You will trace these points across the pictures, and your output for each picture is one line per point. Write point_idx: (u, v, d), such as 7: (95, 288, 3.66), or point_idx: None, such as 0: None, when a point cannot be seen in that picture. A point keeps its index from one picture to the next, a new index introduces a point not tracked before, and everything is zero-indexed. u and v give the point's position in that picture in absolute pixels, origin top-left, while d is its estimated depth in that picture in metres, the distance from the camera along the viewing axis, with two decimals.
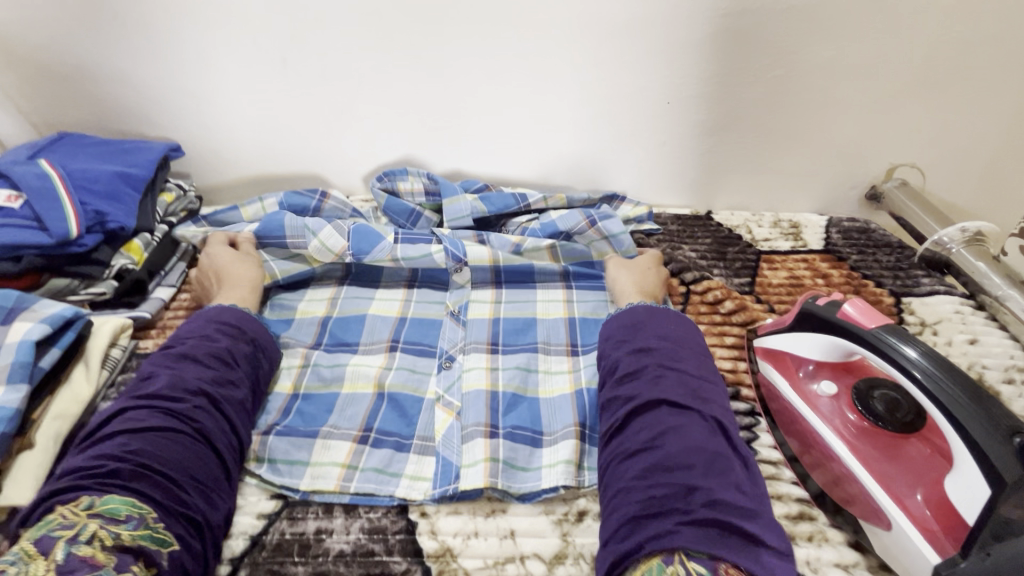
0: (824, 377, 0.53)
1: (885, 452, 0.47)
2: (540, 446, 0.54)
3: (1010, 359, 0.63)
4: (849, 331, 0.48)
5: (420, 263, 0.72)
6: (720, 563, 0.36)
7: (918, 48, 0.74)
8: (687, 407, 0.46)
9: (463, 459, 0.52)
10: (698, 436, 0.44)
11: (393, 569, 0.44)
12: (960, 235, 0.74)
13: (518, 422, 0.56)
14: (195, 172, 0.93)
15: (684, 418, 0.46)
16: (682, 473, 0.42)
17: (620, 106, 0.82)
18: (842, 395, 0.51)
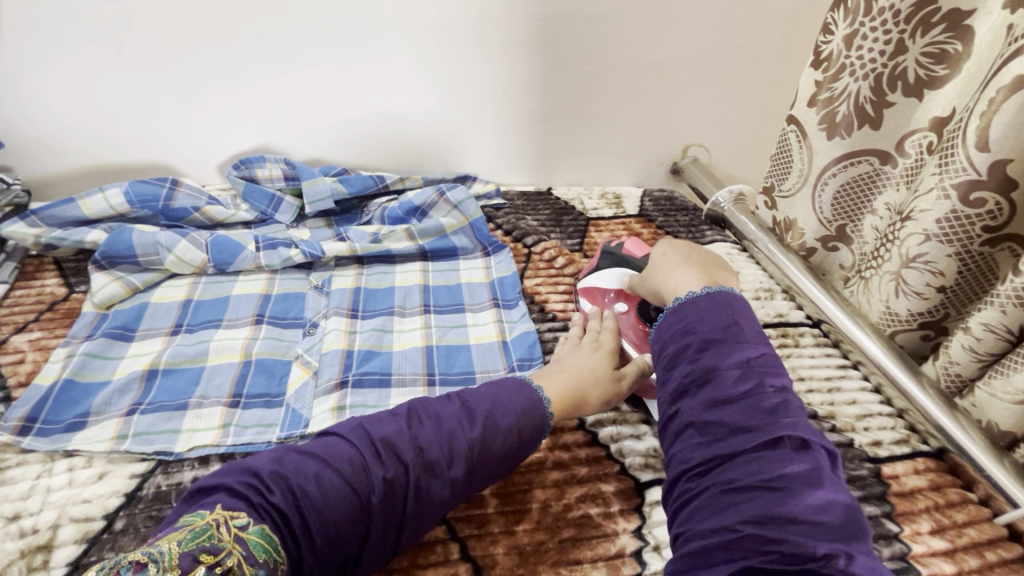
0: (619, 300, 0.66)
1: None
2: (388, 386, 0.62)
3: (759, 283, 0.85)
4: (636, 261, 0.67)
5: (281, 247, 0.76)
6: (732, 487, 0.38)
7: (689, 52, 0.95)
8: (718, 333, 0.46)
9: (313, 412, 0.59)
10: (724, 352, 0.44)
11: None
12: (728, 197, 0.97)
13: (369, 368, 0.64)
14: (20, 165, 0.86)
15: (704, 342, 0.45)
16: (722, 394, 0.42)
17: (462, 94, 0.93)
18: (632, 311, 0.64)
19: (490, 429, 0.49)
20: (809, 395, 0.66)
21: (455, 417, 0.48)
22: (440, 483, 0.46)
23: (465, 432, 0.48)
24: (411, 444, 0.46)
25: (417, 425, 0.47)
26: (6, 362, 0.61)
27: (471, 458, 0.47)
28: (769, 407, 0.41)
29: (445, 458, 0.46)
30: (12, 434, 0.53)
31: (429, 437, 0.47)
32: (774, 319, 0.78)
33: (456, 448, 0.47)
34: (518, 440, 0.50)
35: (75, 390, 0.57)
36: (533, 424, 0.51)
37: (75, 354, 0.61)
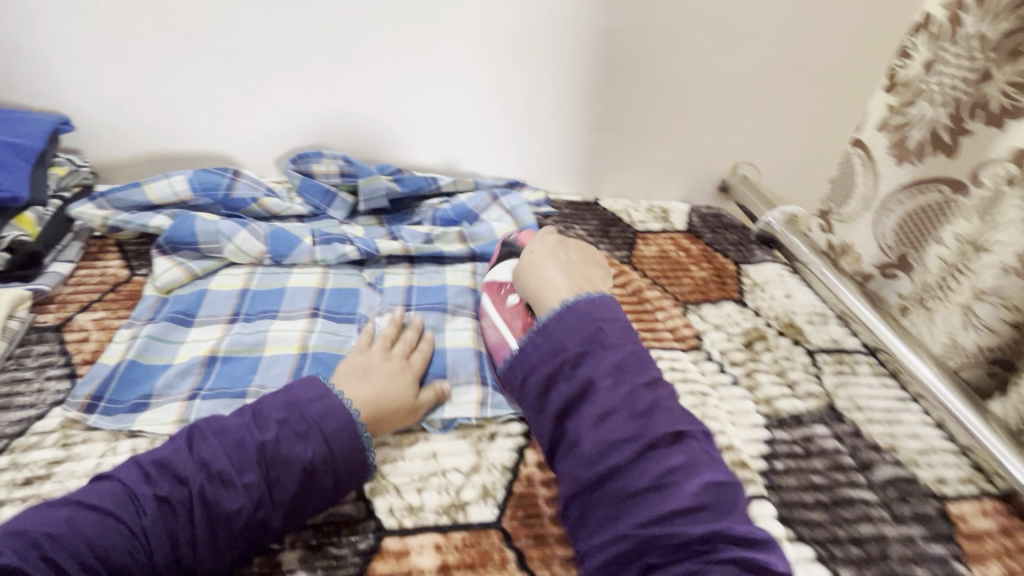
0: (513, 294, 0.67)
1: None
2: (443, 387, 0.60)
3: (812, 306, 0.83)
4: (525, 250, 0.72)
5: (337, 243, 0.77)
6: (675, 530, 0.40)
7: (748, 69, 0.94)
8: (583, 360, 0.49)
9: None
10: (602, 368, 0.48)
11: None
12: (781, 217, 0.96)
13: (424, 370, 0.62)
14: (86, 149, 0.89)
15: (578, 356, 0.49)
16: (629, 419, 0.45)
17: (517, 101, 0.93)
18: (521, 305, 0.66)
19: (273, 454, 0.45)
20: (869, 425, 0.64)
21: (297, 431, 0.46)
22: (234, 498, 0.43)
23: (261, 435, 0.45)
24: (194, 462, 0.43)
25: (202, 442, 0.45)
26: (72, 339, 0.62)
27: (267, 480, 0.44)
28: (657, 427, 0.45)
29: (236, 468, 0.44)
30: (78, 411, 0.53)
31: (215, 453, 0.44)
32: (829, 344, 0.76)
33: (245, 455, 0.44)
34: (331, 455, 0.47)
35: (138, 372, 0.58)
36: (346, 446, 0.47)
37: (138, 336, 0.62)
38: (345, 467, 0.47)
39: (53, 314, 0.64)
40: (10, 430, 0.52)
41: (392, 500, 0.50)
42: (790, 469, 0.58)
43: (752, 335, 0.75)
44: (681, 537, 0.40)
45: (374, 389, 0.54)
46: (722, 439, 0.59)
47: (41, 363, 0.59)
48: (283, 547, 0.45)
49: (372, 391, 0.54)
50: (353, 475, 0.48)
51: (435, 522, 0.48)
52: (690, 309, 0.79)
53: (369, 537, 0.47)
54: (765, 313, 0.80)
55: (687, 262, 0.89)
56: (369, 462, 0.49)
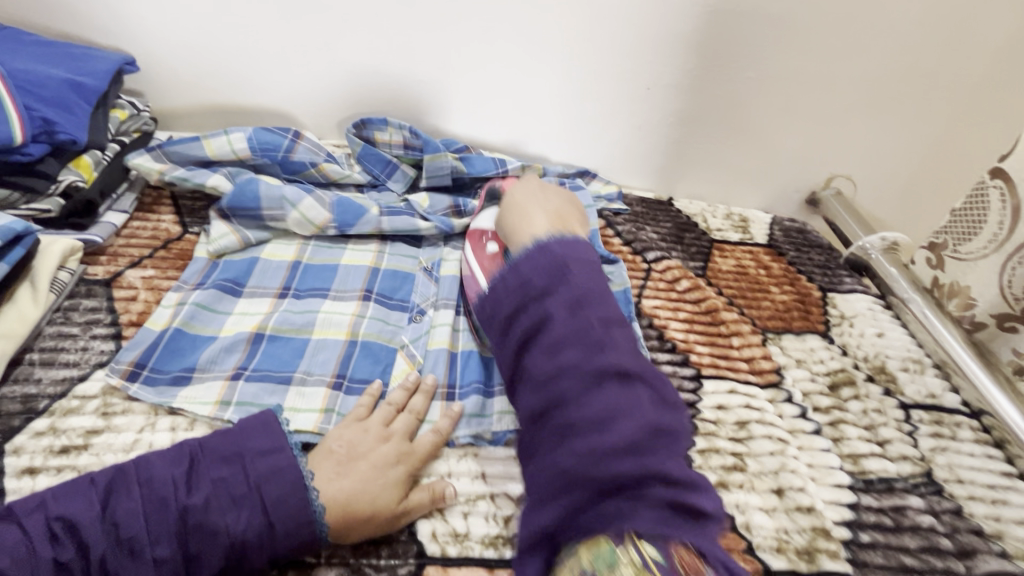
0: None
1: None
2: (493, 396, 0.55)
3: (907, 351, 0.73)
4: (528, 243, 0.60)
5: (406, 215, 0.72)
6: (674, 545, 0.37)
7: (870, 71, 0.83)
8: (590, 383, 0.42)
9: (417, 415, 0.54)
10: (614, 386, 0.43)
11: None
12: (880, 244, 0.87)
13: (472, 378, 0.57)
14: (150, 92, 0.85)
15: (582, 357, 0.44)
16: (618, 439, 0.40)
17: (601, 83, 0.85)
18: None
19: (196, 523, 0.40)
20: (971, 504, 0.56)
21: (232, 496, 0.41)
22: (139, 570, 0.39)
23: (189, 499, 0.41)
24: (108, 523, 0.39)
25: (123, 499, 0.40)
26: (120, 297, 0.59)
27: (186, 554, 0.40)
28: (661, 430, 0.42)
29: (151, 536, 0.39)
30: (121, 378, 0.51)
31: (132, 514, 0.40)
32: (926, 399, 0.67)
33: (166, 523, 0.40)
34: (269, 528, 0.41)
35: (183, 342, 0.55)
36: (290, 524, 0.41)
37: (185, 302, 0.59)
38: (284, 548, 0.41)
39: (103, 267, 0.62)
40: (51, 390, 0.50)
41: (435, 523, 0.45)
42: (877, 544, 0.51)
43: (839, 377, 0.67)
44: (655, 560, 0.36)
45: (352, 483, 0.44)
46: (803, 498, 0.53)
47: (87, 320, 0.56)
48: (319, 563, 0.43)
49: (347, 486, 0.44)
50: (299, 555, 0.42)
51: (479, 555, 0.44)
52: (769, 338, 0.71)
53: (409, 562, 0.43)
54: (853, 353, 0.72)
55: (768, 283, 0.81)
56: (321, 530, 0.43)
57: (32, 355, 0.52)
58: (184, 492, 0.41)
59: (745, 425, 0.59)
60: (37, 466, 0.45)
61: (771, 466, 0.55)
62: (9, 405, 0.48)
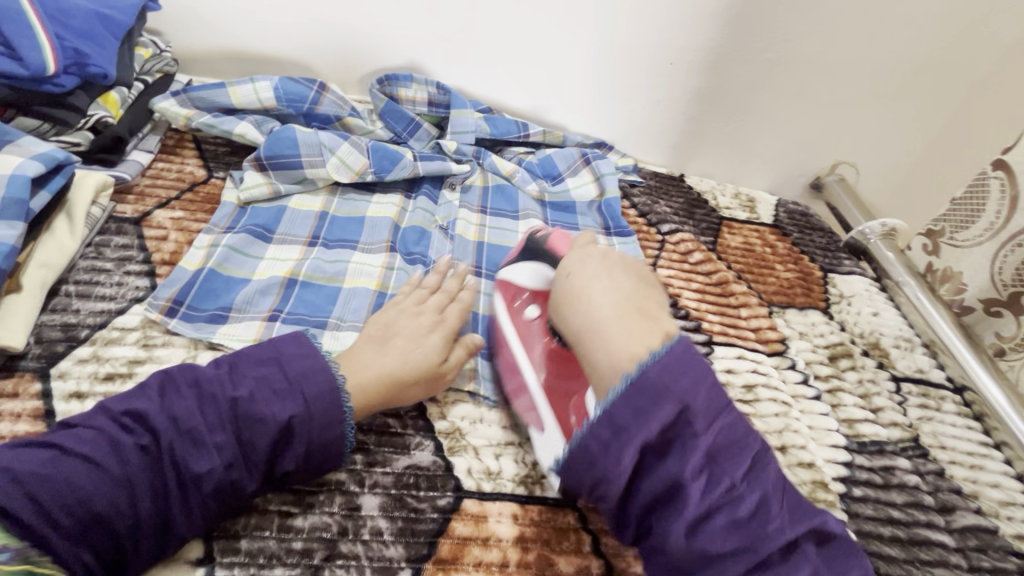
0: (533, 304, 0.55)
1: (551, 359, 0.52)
2: None
3: (900, 330, 0.77)
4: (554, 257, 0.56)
5: (438, 161, 0.74)
6: None
7: (889, 60, 0.85)
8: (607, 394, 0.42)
9: None
10: (629, 415, 0.41)
11: (325, 476, 0.45)
12: (879, 230, 0.90)
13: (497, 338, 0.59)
14: (169, 34, 0.84)
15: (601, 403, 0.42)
16: (702, 494, 0.38)
17: (626, 54, 0.85)
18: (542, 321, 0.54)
19: (243, 412, 0.41)
20: (952, 467, 0.61)
21: (276, 389, 0.42)
22: (203, 457, 0.39)
23: (236, 391, 0.41)
24: (166, 417, 0.40)
25: (176, 397, 0.41)
26: (151, 236, 0.59)
27: (240, 441, 0.40)
28: (745, 512, 0.38)
29: (206, 426, 0.40)
30: (160, 313, 0.52)
31: (188, 409, 0.40)
32: (915, 374, 0.71)
33: (220, 413, 0.40)
34: (312, 419, 0.42)
35: (217, 283, 0.56)
36: (330, 412, 0.43)
37: (218, 244, 0.59)
38: (331, 438, 0.43)
39: (132, 206, 0.62)
40: (91, 321, 0.50)
41: (470, 461, 0.48)
42: (868, 498, 0.56)
43: (838, 350, 0.71)
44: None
45: (396, 356, 0.48)
46: (805, 455, 0.57)
47: (121, 256, 0.56)
48: (362, 491, 0.44)
49: (391, 362, 0.48)
50: (331, 454, 0.43)
51: (511, 491, 0.47)
52: (775, 311, 0.74)
53: (447, 494, 0.45)
54: (851, 329, 0.75)
55: (774, 262, 0.83)
56: (348, 432, 0.44)
57: (69, 287, 0.52)
58: (230, 387, 0.42)
59: (752, 388, 0.63)
60: (84, 391, 0.46)
61: (775, 426, 0.59)
62: (50, 332, 0.49)
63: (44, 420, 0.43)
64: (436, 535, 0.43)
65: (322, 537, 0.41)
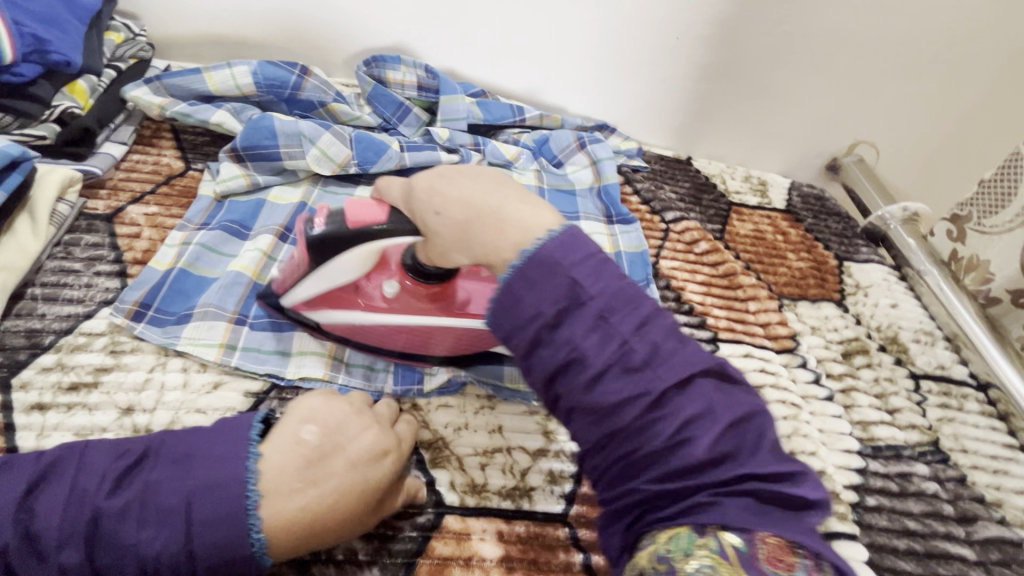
0: (379, 282, 0.51)
1: (421, 298, 0.50)
2: None
3: (920, 323, 0.72)
4: (360, 231, 0.44)
5: (427, 150, 0.69)
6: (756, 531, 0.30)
7: (914, 31, 0.79)
8: (553, 301, 0.34)
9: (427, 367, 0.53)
10: (582, 329, 0.34)
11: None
12: (900, 214, 0.84)
13: None
14: (147, 18, 0.80)
15: (606, 309, 0.34)
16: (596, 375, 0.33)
17: (627, 29, 0.80)
18: (397, 280, 0.51)
19: (109, 533, 0.34)
20: (975, 473, 0.57)
21: (157, 509, 0.35)
22: (41, 573, 0.33)
23: (113, 499, 0.35)
24: (15, 518, 0.34)
25: (44, 495, 0.35)
26: (123, 234, 0.56)
27: (95, 562, 0.34)
28: (649, 373, 0.33)
29: (63, 536, 0.34)
30: (127, 317, 0.49)
31: (53, 508, 0.34)
32: (936, 371, 0.67)
33: (84, 519, 0.34)
34: (187, 558, 0.34)
35: (188, 283, 0.53)
36: (212, 553, 0.34)
37: (190, 242, 0.56)
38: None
39: (103, 201, 0.59)
40: (58, 326, 0.48)
41: (453, 473, 0.45)
42: (882, 507, 0.52)
43: (852, 346, 0.67)
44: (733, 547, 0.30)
45: (321, 493, 0.37)
46: (814, 461, 0.54)
47: (90, 257, 0.54)
48: None
49: (320, 491, 0.37)
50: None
51: (497, 506, 0.44)
52: (785, 304, 0.70)
53: (428, 511, 0.43)
54: (867, 323, 0.71)
55: (785, 251, 0.79)
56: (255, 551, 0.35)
57: (34, 290, 0.50)
58: (107, 491, 0.35)
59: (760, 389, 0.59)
60: (47, 403, 0.43)
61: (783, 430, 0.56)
62: (14, 340, 0.47)
63: (4, 434, 0.41)
64: (414, 555, 0.41)
65: (292, 558, 0.39)
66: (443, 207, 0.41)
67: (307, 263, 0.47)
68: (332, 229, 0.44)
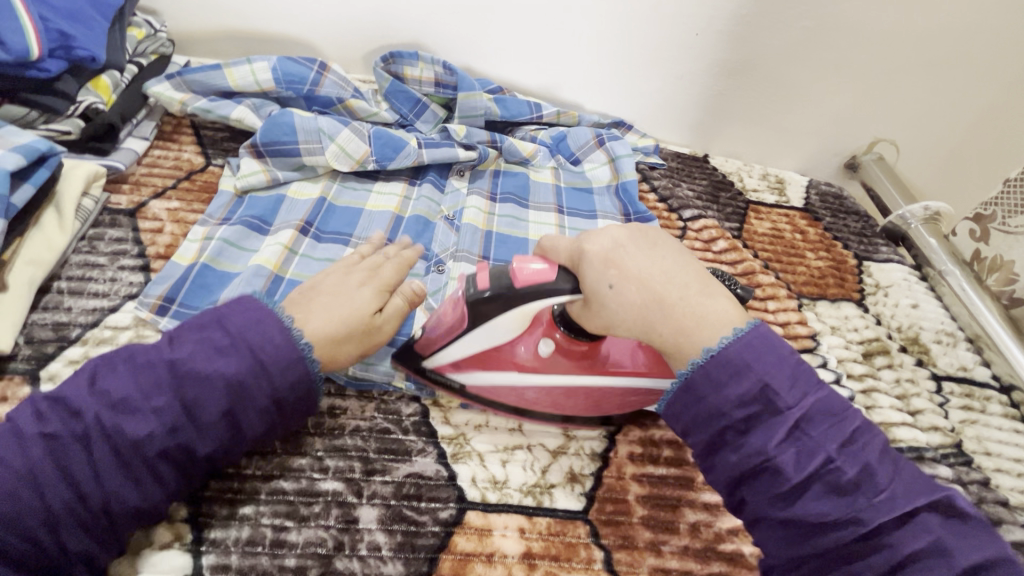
0: (539, 343, 0.48)
1: (572, 358, 0.48)
2: None
3: (941, 324, 0.71)
4: (524, 296, 0.43)
5: (445, 147, 0.69)
6: None
7: (940, 27, 0.77)
8: (739, 404, 0.37)
9: None
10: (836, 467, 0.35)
11: (321, 486, 0.42)
12: (921, 214, 0.83)
13: None
14: (166, 14, 0.80)
15: (803, 419, 0.36)
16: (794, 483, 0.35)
17: (646, 25, 0.79)
18: (554, 345, 0.48)
19: (182, 372, 0.37)
20: (998, 476, 0.56)
21: (218, 346, 0.38)
22: (139, 423, 0.36)
23: (173, 353, 0.38)
24: (92, 396, 0.36)
25: (108, 373, 0.37)
26: (146, 228, 0.57)
27: (183, 402, 0.37)
28: (849, 481, 0.34)
29: (142, 394, 0.37)
30: (150, 312, 0.50)
31: (122, 382, 0.37)
32: (958, 372, 0.66)
33: (154, 378, 0.37)
34: (261, 366, 0.39)
35: (211, 278, 0.53)
36: (279, 353, 0.40)
37: (213, 237, 0.57)
38: (283, 383, 0.40)
39: (127, 196, 0.59)
40: (83, 319, 0.49)
41: (475, 469, 0.45)
42: None
43: (873, 347, 0.66)
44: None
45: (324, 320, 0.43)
46: None
47: (113, 251, 0.54)
48: (360, 502, 0.42)
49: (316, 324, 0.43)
50: (300, 397, 0.41)
51: (518, 503, 0.44)
52: (804, 304, 0.69)
53: (450, 506, 0.43)
54: (887, 323, 0.70)
55: (804, 250, 0.78)
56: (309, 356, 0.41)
57: (60, 284, 0.51)
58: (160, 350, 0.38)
59: None
60: None
61: None
62: (41, 332, 0.47)
63: None
64: (436, 550, 0.41)
65: (316, 552, 0.39)
66: (619, 282, 0.40)
67: (464, 325, 0.45)
68: (498, 291, 0.43)
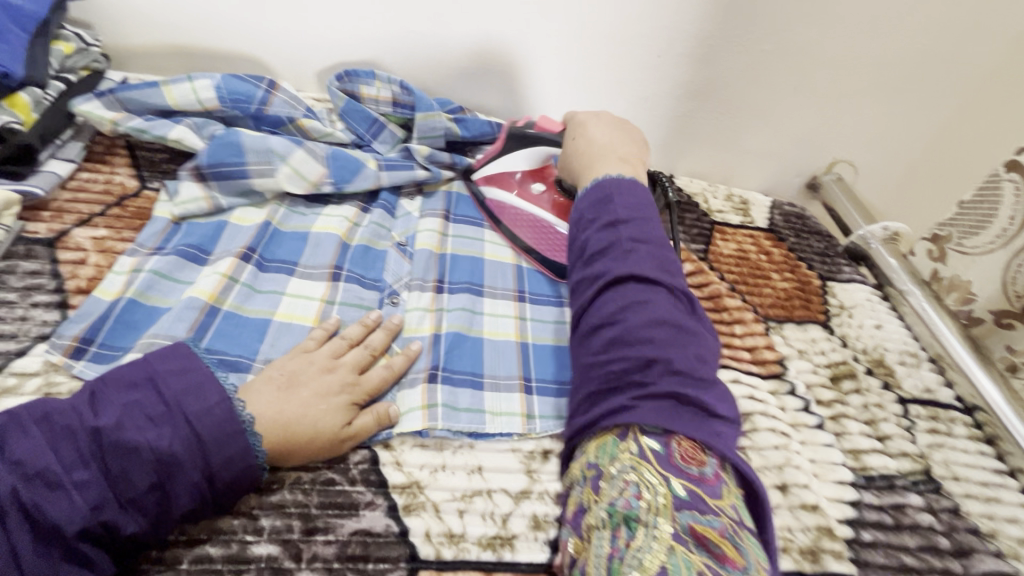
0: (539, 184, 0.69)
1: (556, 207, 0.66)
2: (482, 389, 0.50)
3: (905, 344, 0.71)
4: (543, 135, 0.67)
5: (405, 168, 0.67)
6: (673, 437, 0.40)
7: (891, 52, 0.79)
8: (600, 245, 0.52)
9: (398, 403, 0.48)
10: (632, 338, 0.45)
11: (252, 551, 0.38)
12: (881, 235, 0.85)
13: (459, 367, 0.51)
14: (102, 29, 0.75)
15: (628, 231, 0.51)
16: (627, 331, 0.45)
17: (607, 45, 0.78)
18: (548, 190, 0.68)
19: (114, 442, 0.35)
20: (967, 502, 0.55)
21: (150, 414, 0.36)
22: (59, 501, 0.33)
23: (100, 419, 0.35)
24: (3, 465, 0.33)
25: (16, 437, 0.33)
26: (66, 260, 0.52)
27: (110, 476, 0.34)
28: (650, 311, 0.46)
29: (65, 465, 0.34)
30: (64, 355, 0.44)
31: (36, 449, 0.33)
32: (923, 395, 0.65)
33: (79, 447, 0.34)
34: (197, 440, 0.36)
35: (137, 316, 0.48)
36: (217, 427, 0.37)
37: (142, 269, 0.52)
38: (219, 461, 0.37)
39: (45, 224, 0.54)
40: None
41: (429, 521, 0.41)
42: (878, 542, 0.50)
43: (840, 370, 0.65)
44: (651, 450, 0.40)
45: (294, 408, 0.42)
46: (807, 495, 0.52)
47: (26, 286, 0.49)
48: (298, 567, 0.38)
49: (290, 410, 0.41)
50: (237, 478, 0.38)
51: (476, 558, 0.40)
52: (771, 327, 0.68)
53: (399, 567, 0.39)
54: (854, 344, 0.70)
55: (768, 271, 0.77)
56: (253, 441, 0.38)
57: None
58: (88, 411, 0.35)
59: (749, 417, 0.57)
60: None
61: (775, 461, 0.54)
62: None
63: None
64: None
65: None
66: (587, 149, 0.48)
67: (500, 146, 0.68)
68: None
